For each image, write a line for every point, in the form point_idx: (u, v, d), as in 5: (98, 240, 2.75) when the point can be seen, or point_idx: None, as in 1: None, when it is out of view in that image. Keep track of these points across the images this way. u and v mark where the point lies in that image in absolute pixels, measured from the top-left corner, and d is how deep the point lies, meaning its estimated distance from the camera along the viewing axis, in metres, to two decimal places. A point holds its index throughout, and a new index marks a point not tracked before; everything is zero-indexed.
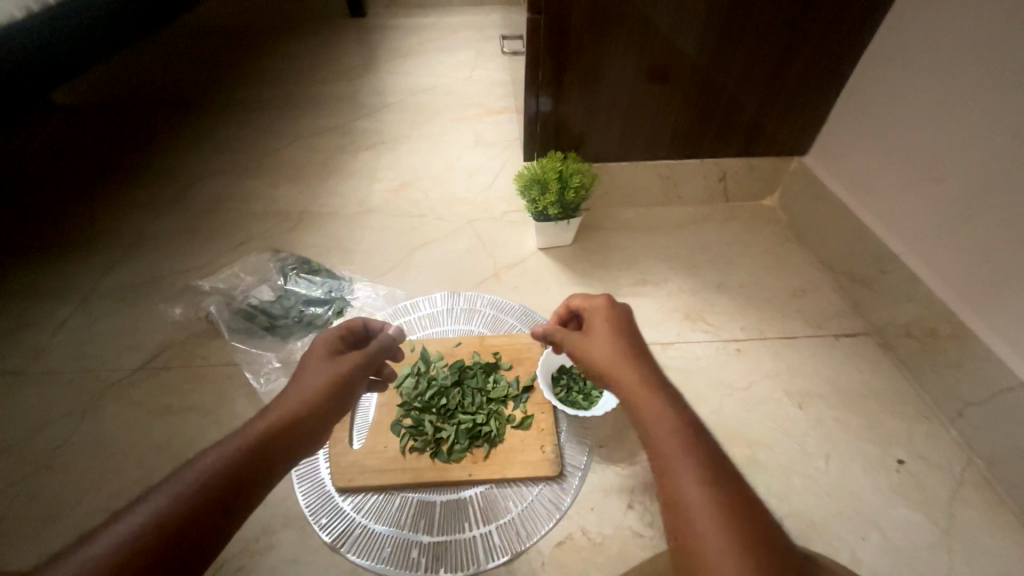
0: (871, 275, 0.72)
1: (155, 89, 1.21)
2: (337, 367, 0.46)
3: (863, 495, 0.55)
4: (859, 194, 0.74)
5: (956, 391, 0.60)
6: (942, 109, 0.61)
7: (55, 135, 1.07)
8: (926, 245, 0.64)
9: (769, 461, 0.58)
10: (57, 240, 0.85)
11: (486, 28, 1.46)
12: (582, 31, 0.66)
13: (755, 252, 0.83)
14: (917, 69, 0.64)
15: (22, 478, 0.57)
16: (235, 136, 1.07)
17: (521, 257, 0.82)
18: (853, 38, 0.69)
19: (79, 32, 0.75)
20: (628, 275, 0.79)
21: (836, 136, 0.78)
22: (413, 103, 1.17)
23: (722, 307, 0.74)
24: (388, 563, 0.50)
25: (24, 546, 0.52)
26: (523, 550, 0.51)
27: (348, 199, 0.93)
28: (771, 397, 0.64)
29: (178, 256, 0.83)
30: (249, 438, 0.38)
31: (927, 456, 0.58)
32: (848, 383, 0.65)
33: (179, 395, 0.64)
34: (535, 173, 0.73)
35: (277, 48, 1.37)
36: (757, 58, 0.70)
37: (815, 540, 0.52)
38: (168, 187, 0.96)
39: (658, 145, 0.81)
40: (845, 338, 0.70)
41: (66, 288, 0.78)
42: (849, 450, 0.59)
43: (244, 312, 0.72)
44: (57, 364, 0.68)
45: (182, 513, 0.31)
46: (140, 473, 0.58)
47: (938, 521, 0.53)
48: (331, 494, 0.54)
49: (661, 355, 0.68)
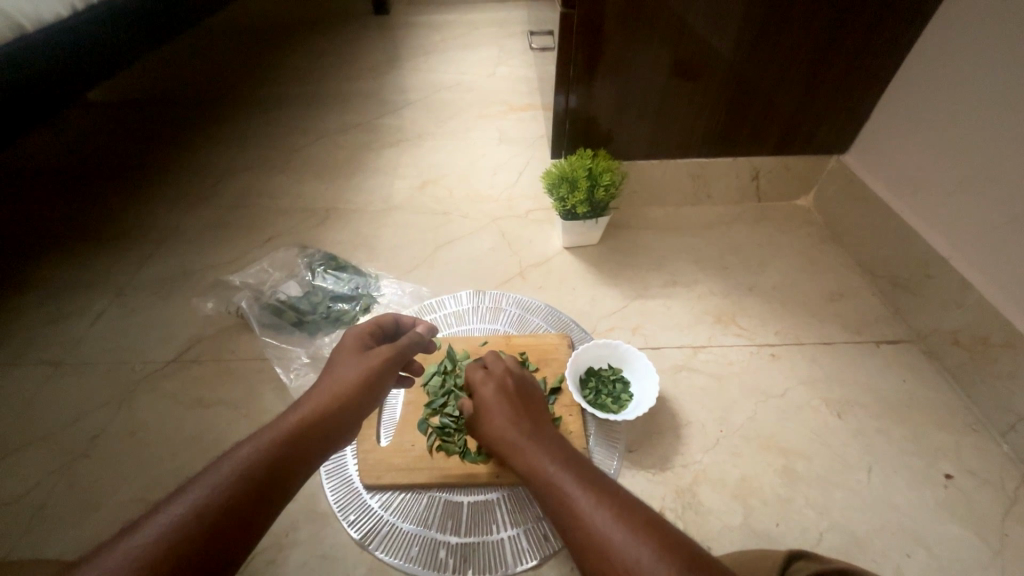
0: (916, 280, 0.69)
1: (185, 86, 1.24)
2: (368, 361, 0.46)
3: (907, 510, 0.53)
4: (903, 195, 0.71)
5: (1007, 404, 0.58)
6: (992, 108, 0.58)
7: (91, 131, 1.10)
8: (976, 250, 0.61)
9: (806, 471, 0.56)
10: (94, 234, 0.87)
11: (509, 25, 1.45)
12: (616, 26, 0.65)
13: (791, 254, 0.81)
14: (966, 65, 0.61)
15: (62, 467, 0.59)
16: (263, 133, 1.08)
17: (547, 256, 0.81)
18: (899, 32, 0.66)
19: (119, 31, 0.77)
20: (657, 276, 0.78)
21: (879, 134, 0.74)
22: (438, 99, 1.16)
23: (755, 309, 0.72)
24: (416, 562, 0.49)
25: (62, 533, 0.53)
26: (552, 554, 0.50)
27: (374, 196, 0.93)
28: (807, 404, 0.62)
29: (209, 251, 0.84)
30: (283, 431, 0.37)
31: (975, 470, 0.56)
32: (890, 392, 0.63)
33: (210, 389, 0.65)
34: (563, 172, 0.72)
35: (303, 46, 1.38)
36: (796, 54, 0.67)
37: (856, 555, 0.50)
38: (199, 182, 0.97)
39: (690, 142, 0.79)
40: (885, 345, 0.68)
41: (103, 281, 0.80)
42: (892, 462, 0.56)
43: (273, 308, 0.73)
44: (95, 355, 0.69)
45: (220, 505, 0.32)
46: (173, 464, 0.59)
47: (988, 540, 0.51)
48: (359, 490, 0.54)
49: (692, 359, 0.67)
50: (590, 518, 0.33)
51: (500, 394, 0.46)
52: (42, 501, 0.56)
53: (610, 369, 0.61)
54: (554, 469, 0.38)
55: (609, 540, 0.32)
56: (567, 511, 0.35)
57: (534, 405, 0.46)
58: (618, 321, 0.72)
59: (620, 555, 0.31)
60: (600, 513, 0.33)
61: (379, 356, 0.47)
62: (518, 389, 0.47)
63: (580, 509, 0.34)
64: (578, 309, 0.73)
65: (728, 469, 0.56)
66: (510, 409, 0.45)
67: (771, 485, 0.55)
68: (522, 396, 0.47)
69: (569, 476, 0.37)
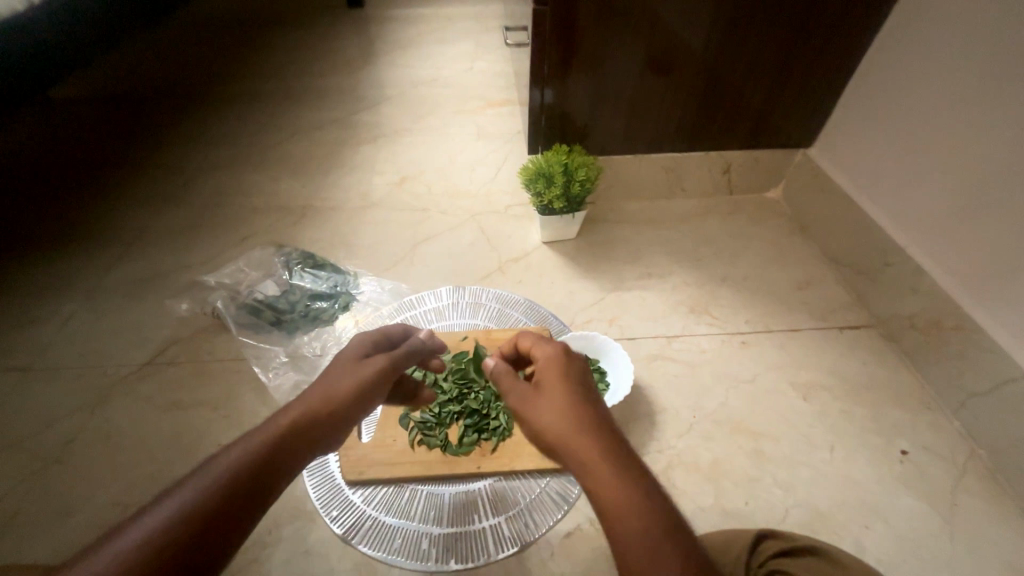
0: (876, 267, 0.72)
1: (153, 82, 1.20)
2: (365, 369, 0.44)
3: (867, 485, 0.56)
4: (864, 186, 0.74)
5: (960, 383, 0.61)
6: (945, 102, 0.61)
7: (54, 129, 1.07)
8: (930, 238, 0.65)
9: (774, 452, 0.58)
10: (60, 236, 0.85)
11: (485, 19, 1.45)
12: (589, 21, 0.66)
13: (760, 245, 0.83)
14: (921, 61, 0.64)
15: (33, 474, 0.57)
16: (236, 130, 1.07)
17: (525, 251, 0.82)
18: (860, 28, 0.68)
19: (81, 26, 0.75)
20: (633, 268, 0.79)
21: (842, 128, 0.77)
22: (414, 95, 1.16)
23: (727, 299, 0.75)
24: (400, 555, 0.50)
25: (36, 541, 0.53)
26: (532, 541, 0.52)
27: (351, 193, 0.93)
28: (776, 388, 0.64)
29: (182, 251, 0.82)
30: (272, 434, 0.37)
31: (930, 446, 0.59)
32: (853, 374, 0.66)
33: (187, 390, 0.65)
34: (540, 167, 0.73)
35: (275, 40, 1.36)
36: (764, 49, 0.69)
37: (821, 530, 0.53)
38: (169, 181, 0.95)
39: (663, 137, 0.81)
40: (848, 330, 0.71)
41: (72, 284, 0.78)
42: (854, 441, 0.59)
43: (250, 307, 0.72)
44: (65, 360, 0.68)
45: (206, 510, 0.32)
46: (151, 467, 0.58)
47: (941, 511, 0.54)
48: (341, 486, 0.55)
49: (666, 348, 0.69)
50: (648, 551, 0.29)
51: (560, 369, 0.39)
52: (14, 509, 0.55)
53: (587, 360, 0.63)
54: (611, 476, 0.32)
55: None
56: (619, 526, 0.30)
57: (584, 378, 0.39)
58: (596, 313, 0.73)
59: None
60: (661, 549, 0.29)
61: (376, 366, 0.45)
62: (568, 360, 0.40)
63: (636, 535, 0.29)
64: (556, 302, 0.75)
65: (701, 453, 0.58)
66: (554, 384, 0.38)
67: (742, 466, 0.57)
68: (570, 367, 0.39)
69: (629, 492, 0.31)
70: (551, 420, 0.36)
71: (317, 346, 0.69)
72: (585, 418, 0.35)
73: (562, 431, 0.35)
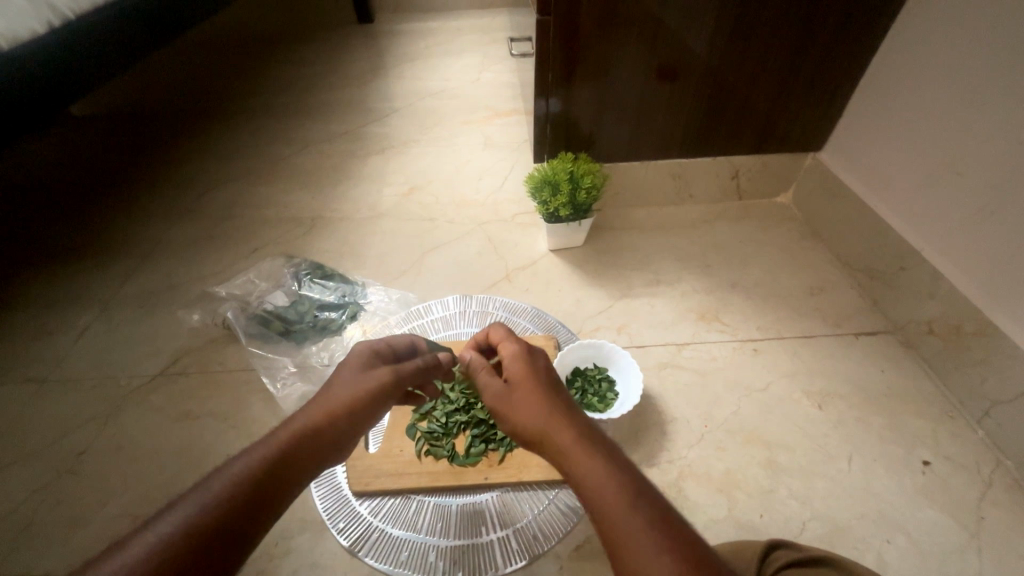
0: (891, 272, 0.70)
1: (168, 99, 1.23)
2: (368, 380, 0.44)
3: (887, 496, 0.54)
4: (877, 190, 0.73)
5: (982, 390, 0.59)
6: (957, 105, 0.60)
7: (72, 145, 1.09)
8: (946, 242, 0.63)
9: (789, 462, 0.57)
10: (76, 249, 0.87)
11: (492, 30, 1.46)
12: (592, 30, 0.66)
13: (772, 250, 0.82)
14: (932, 63, 0.63)
15: (47, 484, 0.58)
16: (248, 143, 1.09)
17: (532, 259, 0.82)
18: (868, 31, 0.67)
19: (99, 46, 0.77)
20: (641, 275, 0.79)
21: (852, 132, 0.76)
22: (422, 106, 1.17)
23: (738, 306, 0.74)
24: (405, 567, 0.50)
25: (48, 551, 0.53)
26: (541, 553, 0.51)
27: (360, 203, 0.94)
28: (790, 397, 0.63)
29: (194, 264, 0.84)
30: (275, 447, 0.37)
31: (952, 456, 0.57)
32: (870, 382, 0.64)
33: (198, 401, 0.65)
34: (545, 175, 0.73)
35: (286, 56, 1.38)
36: (770, 53, 0.69)
37: (839, 544, 0.51)
38: (182, 195, 0.97)
39: (669, 144, 0.81)
40: (864, 336, 0.69)
41: (88, 296, 0.79)
42: (872, 451, 0.58)
43: (260, 317, 0.73)
44: (80, 372, 0.69)
45: (208, 523, 0.31)
46: (161, 478, 0.58)
47: (966, 523, 0.52)
48: (348, 498, 0.54)
49: (676, 356, 0.68)
50: (611, 499, 0.31)
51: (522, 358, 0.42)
52: (27, 519, 0.55)
53: (596, 368, 0.62)
54: (569, 440, 0.35)
55: (625, 524, 0.30)
56: (583, 480, 0.32)
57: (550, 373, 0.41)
58: (604, 321, 0.73)
59: (636, 540, 0.29)
60: (618, 494, 0.31)
61: (378, 376, 0.44)
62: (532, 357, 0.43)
63: (598, 481, 0.32)
64: (564, 310, 0.74)
65: (713, 463, 0.57)
66: (523, 380, 0.40)
67: (755, 477, 0.56)
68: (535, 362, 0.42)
69: (587, 449, 0.34)
70: (529, 414, 0.37)
71: (325, 356, 0.69)
72: (557, 407, 0.37)
73: (545, 426, 0.36)
